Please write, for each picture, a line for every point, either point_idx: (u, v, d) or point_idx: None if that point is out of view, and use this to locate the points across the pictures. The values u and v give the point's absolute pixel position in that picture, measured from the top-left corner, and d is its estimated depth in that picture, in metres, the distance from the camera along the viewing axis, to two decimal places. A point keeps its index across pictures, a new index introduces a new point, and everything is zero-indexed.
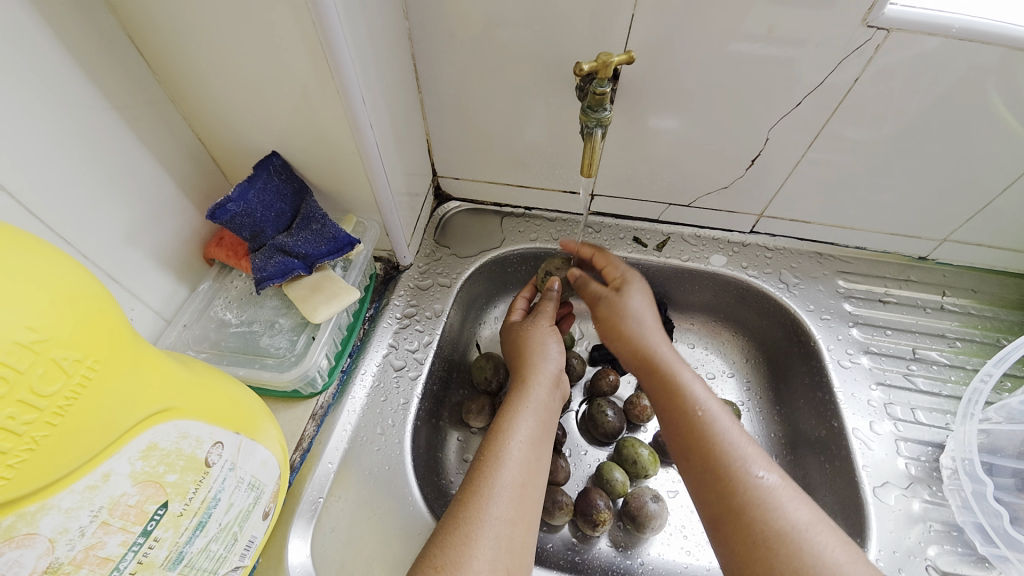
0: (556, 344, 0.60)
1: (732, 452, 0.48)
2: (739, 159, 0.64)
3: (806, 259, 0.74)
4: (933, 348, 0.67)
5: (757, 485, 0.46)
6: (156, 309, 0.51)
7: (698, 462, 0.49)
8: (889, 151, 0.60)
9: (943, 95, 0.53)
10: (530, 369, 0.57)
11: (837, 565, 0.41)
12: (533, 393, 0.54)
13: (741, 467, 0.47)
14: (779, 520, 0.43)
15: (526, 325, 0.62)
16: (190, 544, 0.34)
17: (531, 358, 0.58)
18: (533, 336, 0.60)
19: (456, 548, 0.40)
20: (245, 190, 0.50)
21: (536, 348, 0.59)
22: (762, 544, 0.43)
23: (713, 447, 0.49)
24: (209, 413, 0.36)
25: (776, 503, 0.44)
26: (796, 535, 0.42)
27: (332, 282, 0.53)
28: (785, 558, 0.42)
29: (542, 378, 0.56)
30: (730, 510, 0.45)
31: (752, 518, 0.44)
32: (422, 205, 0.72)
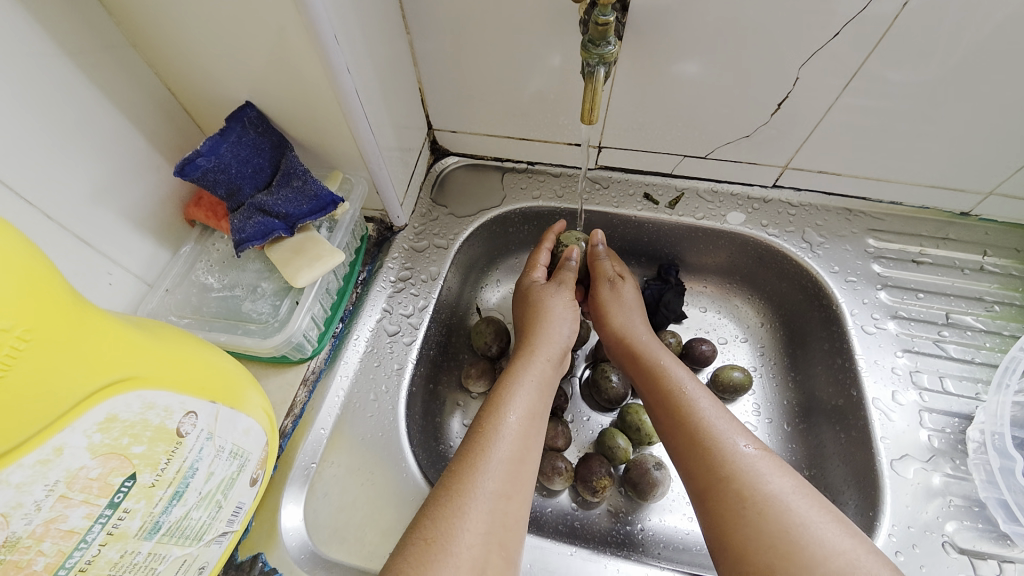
0: (571, 320, 0.57)
1: (711, 423, 0.47)
2: (762, 105, 0.57)
3: (834, 215, 0.67)
4: (968, 313, 0.61)
5: (737, 455, 0.44)
6: (137, 273, 0.49)
7: (678, 435, 0.48)
8: (930, 98, 0.53)
9: (1002, 24, 0.45)
10: (537, 340, 0.54)
11: (828, 545, 0.38)
12: (537, 364, 0.52)
13: (723, 438, 0.46)
14: (763, 488, 0.42)
15: (543, 291, 0.59)
16: (167, 513, 0.34)
17: (540, 325, 0.56)
18: (548, 303, 0.57)
19: (446, 520, 0.39)
20: (216, 144, 0.46)
21: (548, 314, 0.57)
22: (746, 510, 0.41)
23: (691, 419, 0.48)
24: (179, 381, 0.34)
25: (760, 473, 0.43)
26: (781, 508, 0.41)
27: (315, 243, 0.51)
28: (767, 528, 0.40)
29: (547, 351, 0.53)
30: (709, 478, 0.44)
31: (736, 487, 0.43)
32: (417, 160, 0.68)
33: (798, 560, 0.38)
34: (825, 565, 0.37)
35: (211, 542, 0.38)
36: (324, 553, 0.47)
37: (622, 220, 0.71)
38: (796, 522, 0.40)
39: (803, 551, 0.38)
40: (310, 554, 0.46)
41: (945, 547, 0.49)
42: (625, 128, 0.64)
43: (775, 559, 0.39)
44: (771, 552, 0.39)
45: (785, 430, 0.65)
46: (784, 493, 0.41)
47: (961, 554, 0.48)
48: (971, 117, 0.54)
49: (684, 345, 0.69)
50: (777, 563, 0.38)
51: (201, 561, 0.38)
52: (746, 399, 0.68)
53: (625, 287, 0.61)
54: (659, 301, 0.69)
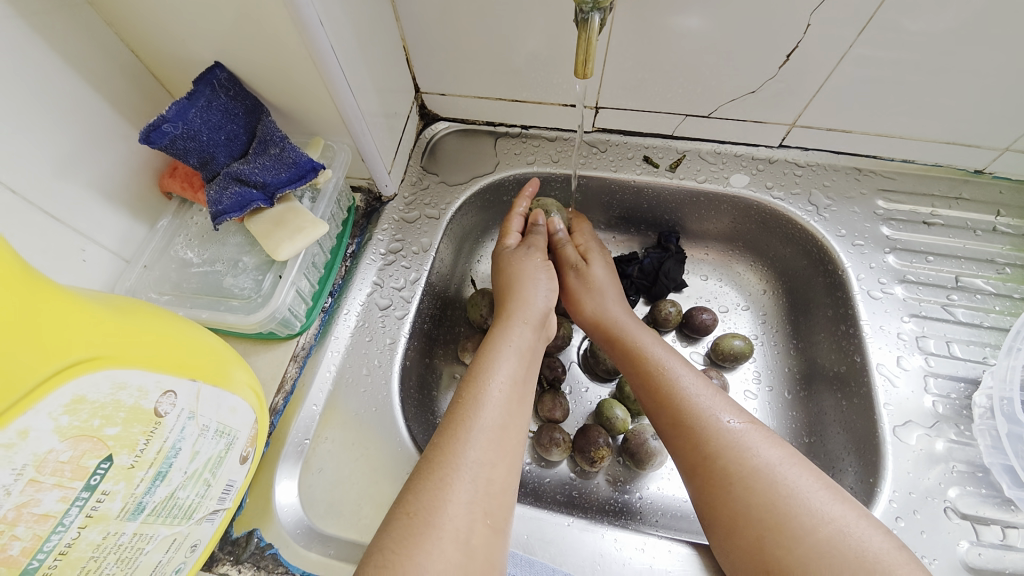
0: (546, 280, 0.55)
1: (692, 398, 0.46)
2: (770, 58, 0.53)
3: (842, 176, 0.64)
4: (979, 276, 0.59)
5: (722, 430, 0.43)
6: (113, 249, 0.47)
7: (663, 407, 0.47)
8: (949, 49, 0.49)
9: None
10: (516, 307, 0.52)
11: (822, 512, 0.38)
12: (517, 331, 0.50)
13: (709, 411, 0.45)
14: (750, 462, 0.41)
15: (515, 257, 0.57)
16: (150, 494, 0.33)
17: (519, 292, 0.54)
18: (527, 268, 0.56)
19: (430, 493, 0.38)
20: (183, 108, 0.43)
21: (526, 282, 0.55)
22: (733, 485, 0.41)
23: (673, 393, 0.47)
24: (154, 360, 0.33)
25: (746, 446, 0.42)
26: (772, 478, 0.40)
27: (296, 215, 0.48)
28: (755, 501, 0.39)
29: (525, 315, 0.52)
30: (696, 453, 0.43)
31: (723, 461, 0.42)
32: (405, 125, 0.64)
33: (786, 532, 0.38)
34: (814, 535, 0.37)
35: (201, 520, 0.38)
36: (321, 528, 0.46)
37: (620, 186, 0.68)
38: (784, 494, 0.39)
39: (793, 523, 0.38)
40: (306, 529, 0.46)
41: (947, 512, 0.48)
42: (623, 86, 0.60)
43: (763, 531, 0.38)
44: (760, 525, 0.39)
45: (786, 397, 0.64)
46: (773, 465, 0.41)
47: (963, 520, 0.48)
48: (993, 67, 0.50)
49: (684, 314, 0.67)
50: (764, 535, 0.38)
51: (193, 539, 0.38)
52: (746, 367, 0.66)
53: (591, 269, 0.59)
54: (658, 269, 0.67)
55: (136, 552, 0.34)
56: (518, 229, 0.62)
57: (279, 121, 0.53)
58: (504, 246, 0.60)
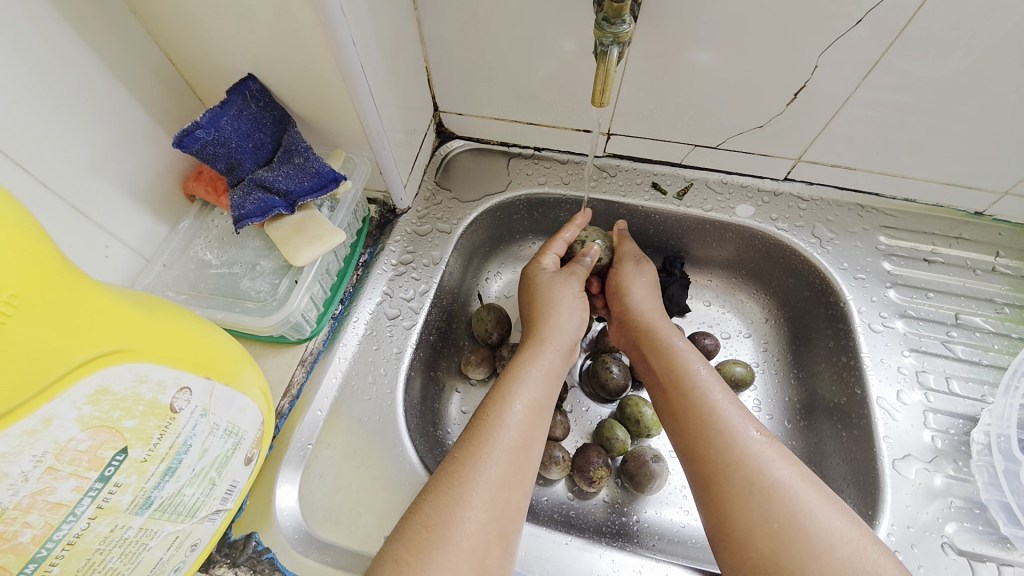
0: (581, 313, 0.57)
1: (719, 410, 0.46)
2: (778, 94, 0.56)
3: (844, 211, 0.66)
4: (978, 314, 0.60)
5: (746, 441, 0.44)
6: (134, 247, 0.48)
7: (687, 419, 0.47)
8: (946, 95, 0.51)
9: None
10: (548, 330, 0.54)
11: (837, 532, 0.38)
12: (546, 355, 0.51)
13: (733, 420, 0.45)
14: (771, 474, 0.41)
15: (555, 277, 0.58)
16: (158, 489, 0.33)
17: (553, 309, 0.55)
18: (559, 284, 0.57)
19: (448, 507, 0.38)
20: (216, 116, 0.45)
21: (561, 297, 0.56)
22: (754, 495, 0.41)
23: (698, 408, 0.47)
24: (172, 355, 0.33)
25: (767, 459, 0.42)
26: (790, 495, 0.40)
27: (315, 223, 0.50)
28: (775, 513, 0.40)
29: (557, 339, 0.53)
30: (715, 464, 0.43)
31: (745, 471, 0.42)
32: (422, 142, 0.66)
33: (803, 547, 0.38)
34: (830, 553, 0.37)
35: (204, 519, 0.38)
36: (318, 534, 0.46)
37: (628, 210, 0.70)
38: (804, 510, 0.39)
39: (812, 538, 0.38)
40: (304, 534, 0.46)
41: (943, 548, 0.48)
42: (636, 115, 0.62)
43: (780, 543, 0.38)
44: (777, 538, 0.39)
45: (786, 426, 0.65)
46: (792, 481, 0.41)
47: (959, 556, 0.48)
48: (990, 113, 0.52)
49: (686, 339, 0.68)
50: (781, 548, 0.38)
51: (194, 538, 0.38)
52: (747, 394, 0.67)
53: (643, 270, 0.61)
54: (662, 293, 0.69)
55: (140, 547, 0.34)
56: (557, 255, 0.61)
57: (303, 132, 0.55)
58: (540, 266, 0.60)
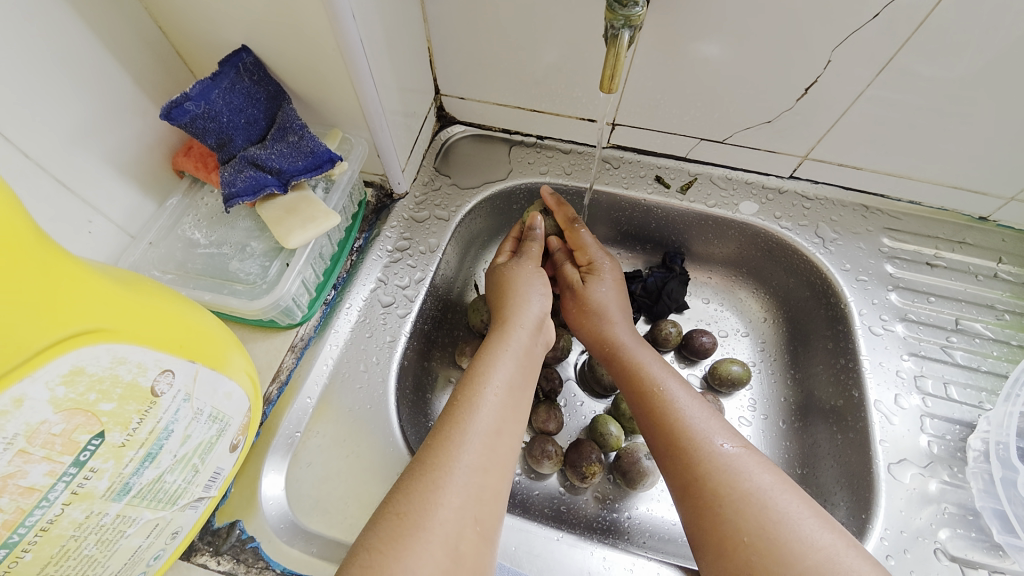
0: (540, 284, 0.55)
1: (688, 421, 0.45)
2: (789, 90, 0.54)
3: (849, 211, 0.65)
4: (978, 320, 0.60)
5: (717, 453, 0.43)
6: (118, 223, 0.47)
7: (659, 430, 0.46)
8: (961, 96, 0.50)
9: None
10: (512, 311, 0.52)
11: (811, 541, 0.37)
12: (516, 335, 0.50)
13: (704, 431, 0.44)
14: (744, 485, 0.41)
15: (511, 267, 0.57)
16: (137, 475, 0.32)
17: (514, 296, 0.54)
18: (520, 276, 0.55)
19: (422, 496, 0.37)
20: (207, 88, 0.43)
21: (523, 286, 0.54)
22: (726, 505, 0.40)
23: (668, 419, 0.46)
24: (152, 337, 0.32)
25: (740, 469, 0.42)
26: (765, 504, 0.39)
27: (309, 204, 0.48)
28: (746, 523, 0.39)
29: (525, 321, 0.51)
30: (689, 472, 0.43)
31: (716, 482, 0.41)
32: (422, 125, 0.64)
33: (776, 558, 0.37)
34: (803, 562, 0.36)
35: (186, 506, 0.37)
36: (305, 523, 0.45)
37: (630, 203, 0.69)
38: (777, 519, 0.39)
39: (784, 549, 0.37)
40: (290, 524, 0.45)
41: (936, 554, 0.48)
42: (642, 105, 0.60)
43: (755, 556, 0.38)
44: (750, 549, 0.38)
45: (781, 427, 0.64)
46: (766, 489, 0.40)
47: (951, 561, 0.48)
48: (1003, 117, 0.51)
49: (683, 336, 0.67)
50: (755, 559, 0.38)
51: (175, 525, 0.37)
52: (742, 393, 0.66)
53: (592, 288, 0.58)
54: (662, 288, 0.68)
55: (117, 534, 0.33)
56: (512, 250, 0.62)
57: (299, 109, 0.53)
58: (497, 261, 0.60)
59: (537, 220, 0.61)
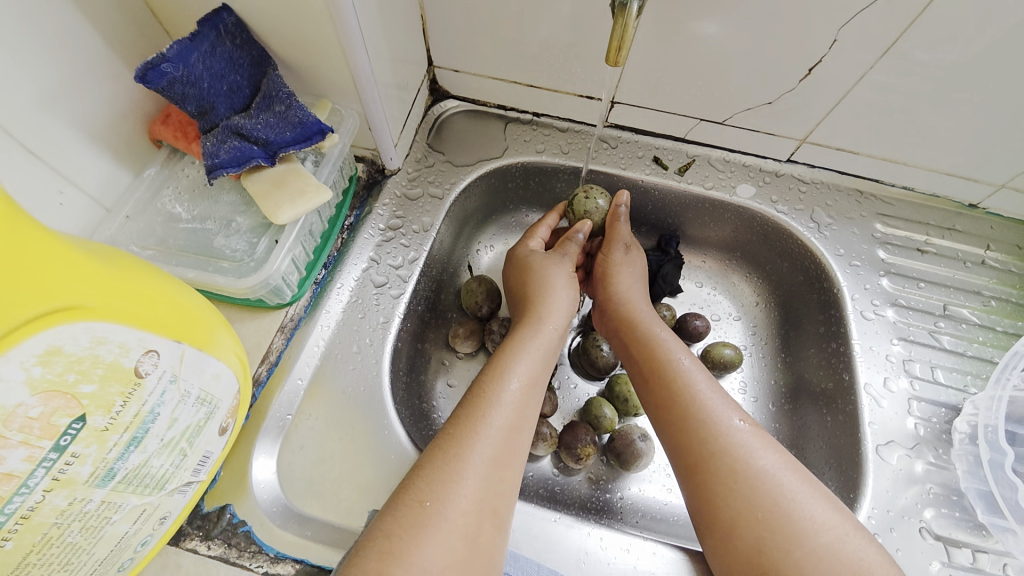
0: (572, 291, 0.55)
1: (703, 399, 0.45)
2: (792, 70, 0.53)
3: (844, 196, 0.65)
4: (965, 306, 0.61)
5: (730, 430, 0.43)
6: (91, 195, 0.44)
7: (671, 408, 0.46)
8: (963, 81, 0.50)
9: None
10: (544, 309, 0.52)
11: (820, 520, 0.38)
12: (544, 333, 0.50)
13: (717, 410, 0.45)
14: (755, 463, 0.41)
15: (546, 263, 0.56)
16: (122, 460, 0.31)
17: (546, 295, 0.53)
18: (552, 275, 0.55)
19: (441, 484, 0.37)
20: (186, 49, 0.40)
21: (554, 286, 0.54)
22: (738, 484, 0.40)
23: (682, 397, 0.46)
24: (134, 315, 0.30)
25: (751, 448, 0.42)
26: (775, 483, 0.40)
27: (298, 177, 0.46)
28: (757, 502, 0.39)
29: (557, 322, 0.51)
30: (701, 451, 0.43)
31: (728, 461, 0.42)
32: (415, 99, 0.62)
33: (786, 534, 0.38)
34: (813, 540, 0.37)
35: (174, 491, 0.36)
36: (298, 508, 0.45)
37: (627, 184, 0.67)
38: (787, 497, 0.39)
39: (795, 525, 0.38)
40: (283, 508, 0.44)
41: (921, 533, 0.50)
42: (643, 83, 0.59)
43: (765, 533, 0.38)
44: (761, 527, 0.39)
45: (770, 409, 0.65)
46: (775, 469, 0.41)
47: (935, 540, 0.49)
48: (1001, 104, 0.51)
49: (677, 319, 0.67)
50: (765, 536, 0.38)
51: (163, 511, 0.36)
52: (734, 376, 0.67)
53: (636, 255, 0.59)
54: (657, 271, 0.67)
55: (102, 520, 0.31)
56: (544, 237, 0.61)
57: (285, 77, 0.50)
58: (525, 247, 0.59)
59: (582, 225, 0.58)
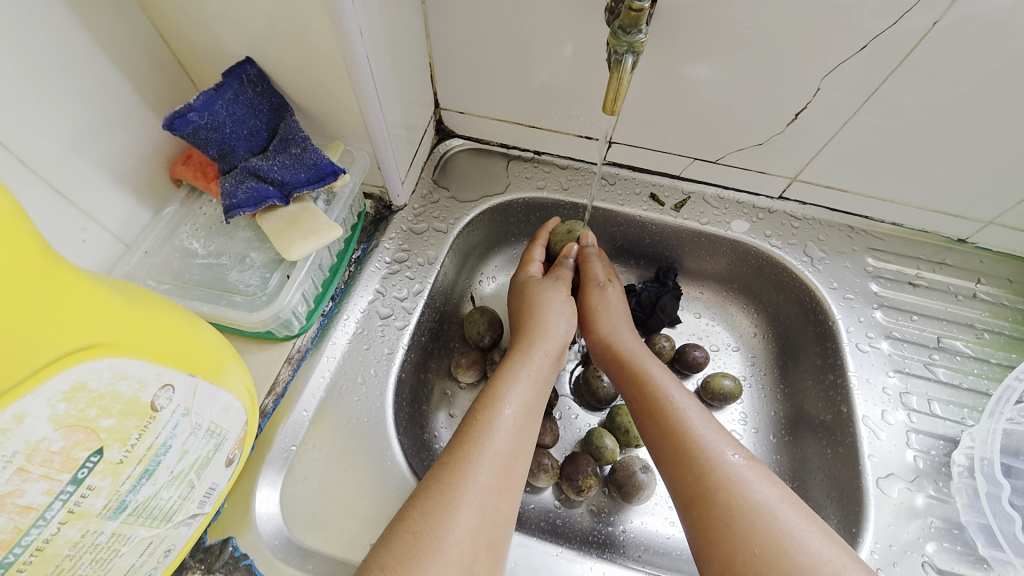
0: (569, 315, 0.57)
1: (699, 430, 0.46)
2: (780, 113, 0.56)
3: (836, 231, 0.67)
4: (959, 339, 0.62)
5: (727, 463, 0.44)
6: (114, 232, 0.46)
7: (668, 439, 0.47)
8: (940, 124, 0.53)
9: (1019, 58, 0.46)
10: (538, 336, 0.53)
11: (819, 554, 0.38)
12: (536, 360, 0.51)
13: (713, 441, 0.45)
14: (752, 496, 0.41)
15: (543, 289, 0.58)
16: (134, 492, 0.31)
17: (542, 322, 0.55)
18: (551, 302, 0.57)
19: (437, 515, 0.38)
20: (211, 99, 0.43)
21: (550, 313, 0.56)
22: (735, 517, 0.41)
23: (679, 429, 0.47)
24: (153, 350, 0.31)
25: (749, 481, 0.42)
26: (774, 517, 0.40)
27: (311, 216, 0.48)
28: (754, 534, 0.40)
29: (549, 347, 0.52)
30: (698, 482, 0.43)
31: (724, 494, 0.42)
32: (421, 139, 0.65)
33: (784, 569, 0.38)
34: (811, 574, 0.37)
35: (180, 524, 0.36)
36: (300, 540, 0.45)
37: (625, 219, 0.70)
38: (785, 530, 0.39)
39: (793, 560, 0.38)
40: (285, 541, 0.44)
41: (924, 566, 0.49)
42: (639, 125, 0.62)
43: (763, 567, 0.38)
44: (758, 560, 0.39)
45: (771, 440, 0.65)
46: (773, 501, 0.41)
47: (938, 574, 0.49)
48: (978, 146, 0.54)
49: (676, 350, 0.68)
50: (763, 570, 0.38)
51: (168, 543, 0.36)
52: (734, 407, 0.68)
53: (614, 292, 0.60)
54: (655, 303, 0.69)
55: (111, 553, 0.32)
56: (540, 258, 0.63)
57: (301, 121, 0.53)
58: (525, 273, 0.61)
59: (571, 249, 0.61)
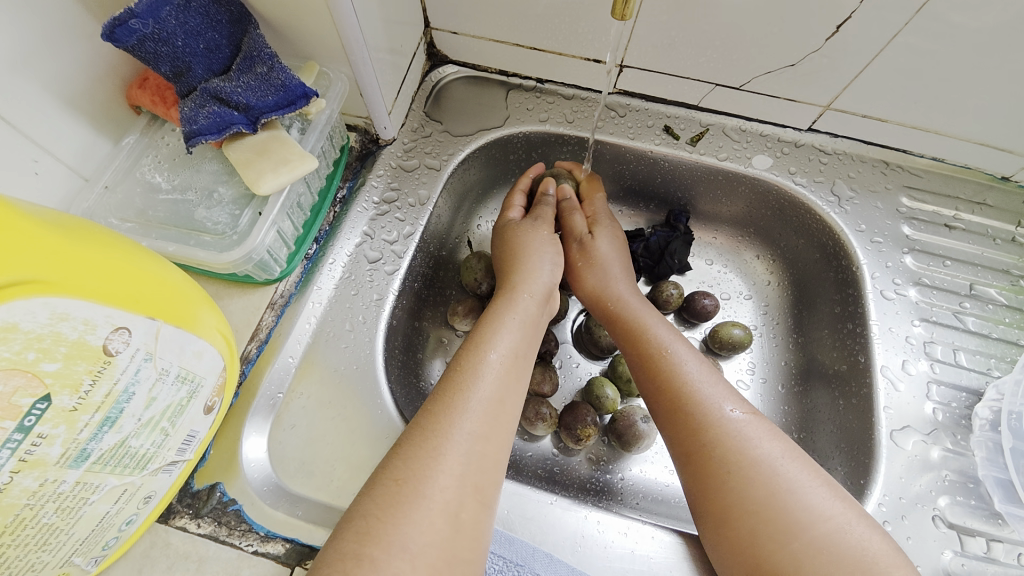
0: (552, 254, 0.54)
1: (695, 388, 0.43)
2: (818, 30, 0.48)
3: (869, 168, 0.61)
4: (992, 286, 0.57)
5: (724, 420, 0.41)
6: (68, 164, 0.42)
7: (664, 395, 0.44)
8: (1007, 43, 0.45)
9: None
10: (520, 278, 0.50)
11: (818, 510, 0.36)
12: (522, 303, 0.48)
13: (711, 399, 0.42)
14: (751, 453, 0.39)
15: (523, 232, 0.55)
16: (95, 440, 0.29)
17: (524, 264, 0.52)
18: (531, 242, 0.54)
19: (420, 461, 0.36)
20: (156, 4, 0.37)
21: (531, 252, 0.53)
22: (731, 472, 0.39)
23: (676, 386, 0.44)
24: (100, 288, 0.28)
25: (749, 437, 0.40)
26: (772, 475, 0.38)
27: (282, 145, 0.43)
28: (752, 493, 0.38)
29: (534, 289, 0.50)
30: (695, 439, 0.41)
31: (721, 451, 0.40)
32: (410, 63, 0.58)
33: (782, 527, 0.36)
34: (810, 531, 0.36)
35: (158, 471, 0.35)
36: (289, 487, 0.44)
37: (635, 155, 0.64)
38: (783, 488, 0.37)
39: (791, 517, 0.36)
40: (274, 487, 0.43)
41: (935, 520, 0.48)
42: (654, 45, 0.54)
43: (761, 525, 0.37)
44: (756, 517, 0.37)
45: (780, 391, 0.63)
46: (774, 459, 0.39)
47: (949, 528, 0.48)
48: None
49: (684, 298, 0.65)
50: (759, 527, 0.37)
51: (147, 490, 0.35)
52: (742, 356, 0.65)
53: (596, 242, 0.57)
54: (664, 248, 0.64)
55: (79, 501, 0.30)
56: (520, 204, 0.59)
57: (268, 36, 0.47)
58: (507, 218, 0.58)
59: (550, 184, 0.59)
